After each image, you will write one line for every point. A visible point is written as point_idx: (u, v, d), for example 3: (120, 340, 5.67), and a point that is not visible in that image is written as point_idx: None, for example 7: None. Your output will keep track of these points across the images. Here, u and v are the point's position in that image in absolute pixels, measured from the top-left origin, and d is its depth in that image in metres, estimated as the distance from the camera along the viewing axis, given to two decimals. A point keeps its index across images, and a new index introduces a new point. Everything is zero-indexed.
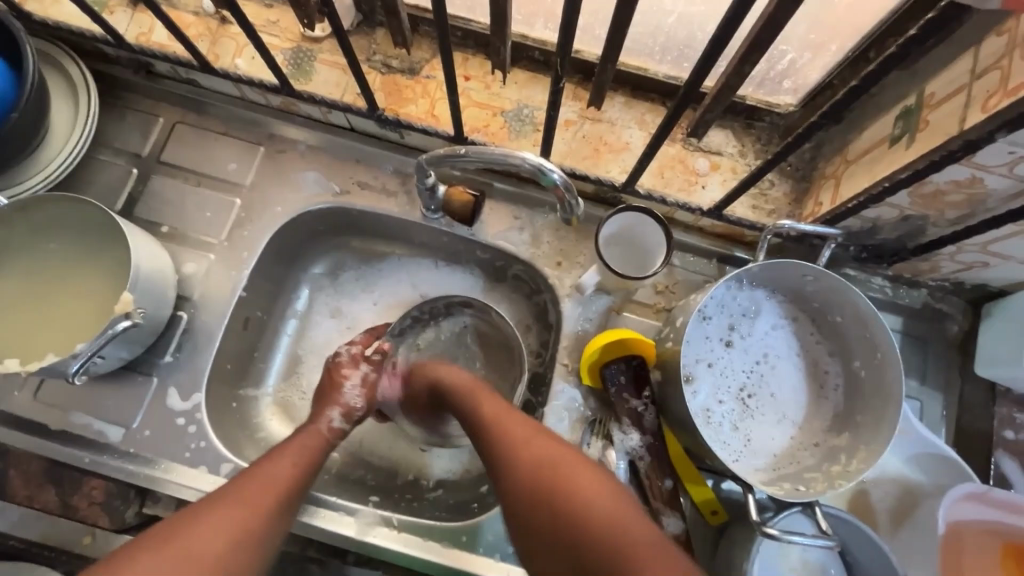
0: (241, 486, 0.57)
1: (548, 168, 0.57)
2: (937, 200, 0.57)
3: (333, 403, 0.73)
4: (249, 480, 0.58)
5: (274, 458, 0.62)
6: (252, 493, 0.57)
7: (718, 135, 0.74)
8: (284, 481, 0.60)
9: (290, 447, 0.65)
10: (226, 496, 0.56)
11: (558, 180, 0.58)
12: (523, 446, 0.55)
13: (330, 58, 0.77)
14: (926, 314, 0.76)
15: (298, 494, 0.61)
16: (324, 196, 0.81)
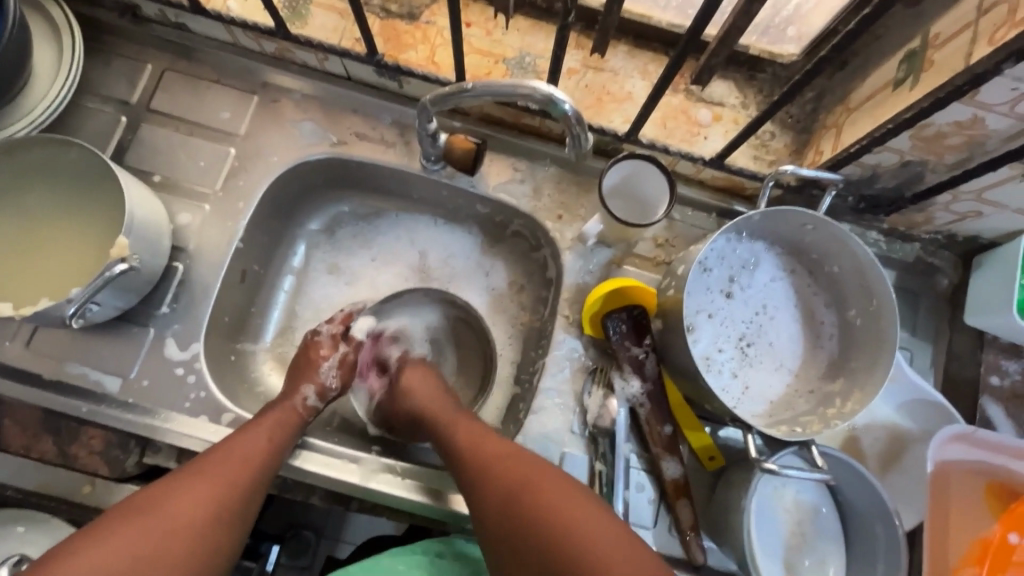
0: (209, 464, 0.59)
1: (559, 98, 0.56)
2: (938, 142, 0.58)
3: (309, 380, 0.73)
4: (218, 459, 0.59)
5: (249, 432, 0.63)
6: (225, 467, 0.59)
7: (720, 86, 0.74)
8: (257, 457, 0.62)
9: (265, 421, 0.65)
10: (194, 473, 0.58)
11: (569, 111, 0.57)
12: (472, 449, 0.62)
13: (326, 2, 0.75)
14: (918, 267, 0.78)
15: (272, 465, 0.63)
16: (320, 146, 0.79)
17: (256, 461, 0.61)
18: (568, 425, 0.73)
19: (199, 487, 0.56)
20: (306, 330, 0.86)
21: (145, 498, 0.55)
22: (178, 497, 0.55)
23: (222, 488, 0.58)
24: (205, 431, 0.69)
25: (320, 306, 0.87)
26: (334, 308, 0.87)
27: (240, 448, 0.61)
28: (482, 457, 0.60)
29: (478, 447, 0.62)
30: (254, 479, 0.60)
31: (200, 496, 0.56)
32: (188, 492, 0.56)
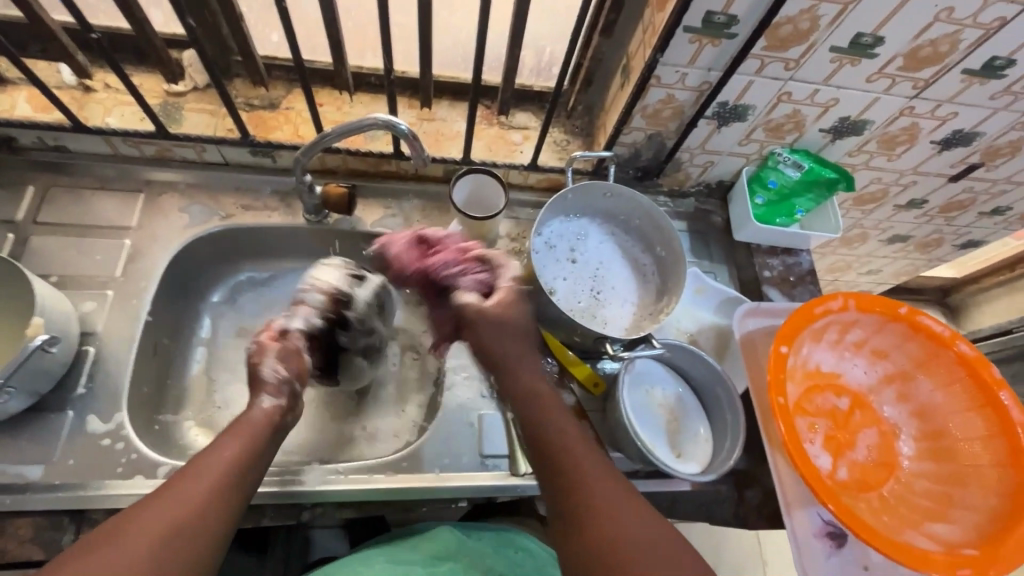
0: (185, 482, 0.56)
1: (395, 122, 0.73)
2: (659, 116, 0.87)
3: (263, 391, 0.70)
4: (195, 474, 0.57)
5: (193, 470, 0.57)
6: (195, 484, 0.56)
7: (522, 116, 1.00)
8: (232, 477, 0.58)
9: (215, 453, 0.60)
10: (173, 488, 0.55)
11: (406, 130, 0.74)
12: (535, 418, 0.67)
13: (196, 105, 0.90)
14: (697, 213, 1.07)
15: (242, 486, 0.59)
16: (211, 222, 0.92)
17: (235, 482, 0.58)
18: (478, 391, 0.88)
19: (170, 504, 0.53)
20: (225, 390, 0.92)
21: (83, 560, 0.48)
22: (124, 556, 0.48)
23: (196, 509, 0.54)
24: (143, 487, 0.72)
25: (236, 365, 0.94)
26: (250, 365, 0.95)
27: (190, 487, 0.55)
28: (552, 435, 0.65)
29: (542, 418, 0.67)
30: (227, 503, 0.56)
31: (180, 513, 0.53)
32: (166, 508, 0.53)
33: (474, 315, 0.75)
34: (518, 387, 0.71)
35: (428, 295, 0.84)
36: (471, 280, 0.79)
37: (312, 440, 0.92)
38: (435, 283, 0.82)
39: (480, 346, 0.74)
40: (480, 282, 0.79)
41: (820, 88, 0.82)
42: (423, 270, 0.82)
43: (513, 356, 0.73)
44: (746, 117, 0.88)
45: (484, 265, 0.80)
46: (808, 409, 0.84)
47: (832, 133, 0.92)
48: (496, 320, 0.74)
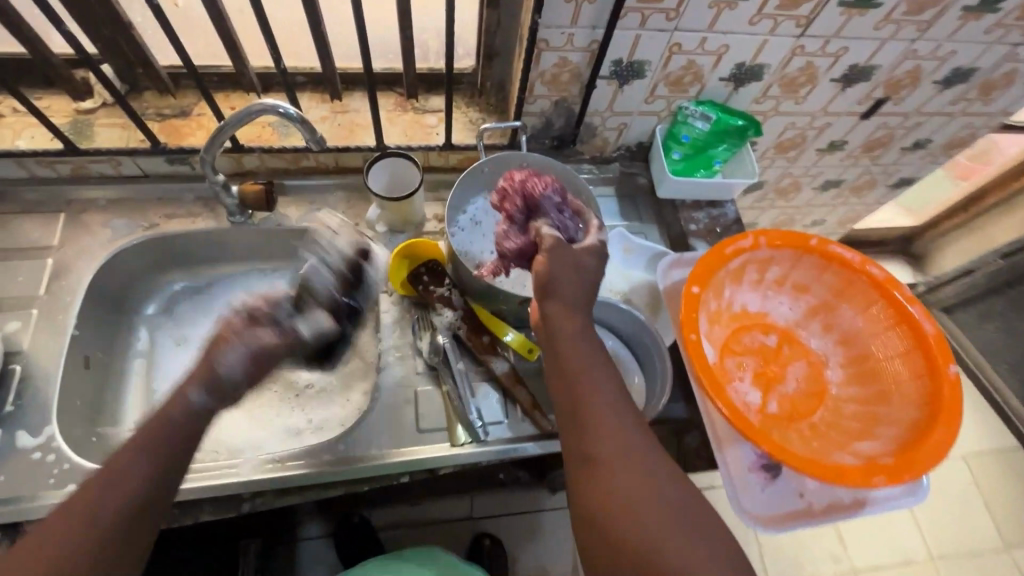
0: (91, 501, 0.49)
1: (277, 105, 0.73)
2: (559, 81, 0.89)
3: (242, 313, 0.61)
4: (100, 493, 0.50)
5: (115, 472, 0.51)
6: (100, 504, 0.49)
7: (435, 99, 1.02)
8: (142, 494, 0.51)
9: (144, 446, 0.53)
10: (77, 512, 0.48)
11: (291, 113, 0.73)
12: (574, 391, 0.61)
13: (107, 121, 0.92)
14: (622, 177, 1.10)
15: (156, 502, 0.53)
16: (136, 233, 0.93)
17: (148, 497, 0.52)
18: (414, 369, 0.89)
19: (67, 535, 0.47)
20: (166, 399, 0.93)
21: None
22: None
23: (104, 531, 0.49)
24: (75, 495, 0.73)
25: (176, 373, 0.95)
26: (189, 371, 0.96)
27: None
28: (589, 414, 0.60)
29: (576, 391, 0.61)
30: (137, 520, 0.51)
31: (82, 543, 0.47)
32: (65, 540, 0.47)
33: (557, 243, 0.67)
34: (569, 361, 0.63)
35: (508, 211, 0.76)
36: (556, 221, 0.73)
37: (257, 439, 0.92)
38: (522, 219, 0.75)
39: (550, 275, 0.65)
40: (565, 228, 0.73)
41: (707, 36, 0.84)
42: (522, 187, 0.76)
43: (572, 300, 0.65)
44: (645, 74, 0.90)
45: (576, 216, 0.76)
46: (737, 348, 0.85)
47: (732, 81, 0.95)
48: (575, 260, 0.67)
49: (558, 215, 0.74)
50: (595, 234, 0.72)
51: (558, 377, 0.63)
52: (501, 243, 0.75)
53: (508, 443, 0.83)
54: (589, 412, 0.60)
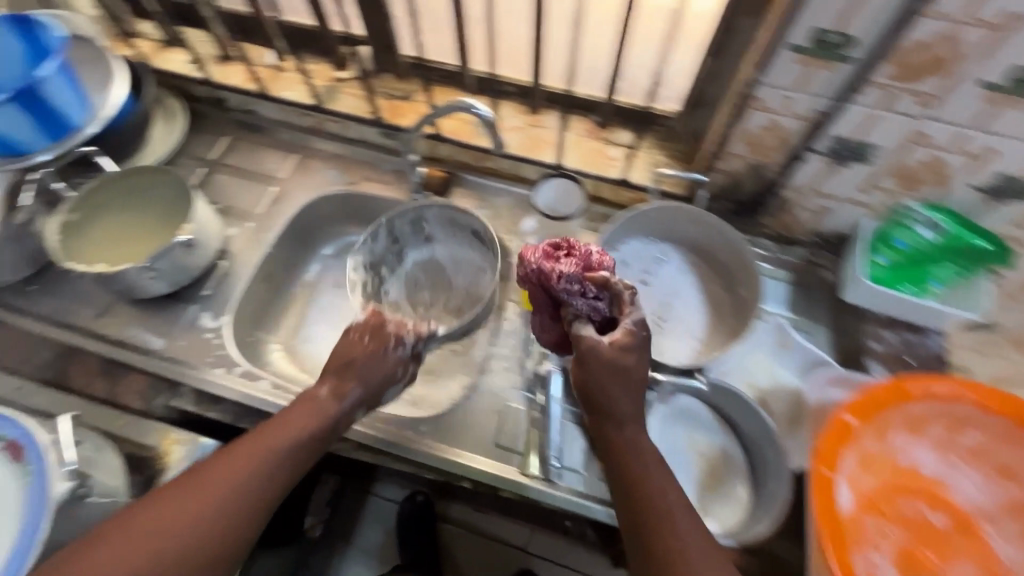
0: (245, 446, 0.65)
1: (472, 105, 0.80)
2: (761, 144, 0.81)
3: (373, 346, 0.76)
4: (252, 442, 0.66)
5: (267, 430, 0.67)
6: (253, 451, 0.65)
7: (626, 134, 1.01)
8: (281, 448, 0.66)
9: (289, 417, 0.69)
10: (234, 451, 0.65)
11: (483, 115, 0.81)
12: (637, 501, 0.62)
13: (351, 91, 1.09)
14: (805, 265, 0.96)
15: (291, 458, 0.66)
16: (339, 185, 1.09)
17: (288, 452, 0.66)
18: (513, 384, 0.90)
19: (229, 465, 0.63)
20: (309, 329, 1.06)
21: (91, 552, 0.55)
22: (196, 497, 0.60)
23: (251, 470, 0.63)
24: (220, 378, 0.88)
25: (324, 310, 1.09)
26: (334, 313, 1.08)
27: (228, 494, 0.61)
28: (653, 526, 0.60)
29: (635, 503, 0.62)
30: (276, 470, 0.65)
31: (236, 476, 0.62)
32: (225, 469, 0.63)
33: (586, 357, 0.68)
34: (626, 474, 0.64)
35: (538, 299, 0.76)
36: (583, 309, 0.71)
37: None
38: (555, 308, 0.76)
39: (587, 388, 0.68)
40: (597, 308, 0.71)
41: (968, 133, 0.69)
42: (541, 272, 0.73)
43: (621, 406, 0.67)
44: (869, 159, 0.78)
45: (604, 290, 0.71)
46: (890, 514, 0.68)
47: (988, 194, 0.76)
48: (614, 366, 0.67)
49: (581, 305, 0.71)
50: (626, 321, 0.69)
51: (619, 485, 0.64)
52: (540, 332, 0.81)
53: (576, 496, 0.78)
54: (651, 527, 0.60)
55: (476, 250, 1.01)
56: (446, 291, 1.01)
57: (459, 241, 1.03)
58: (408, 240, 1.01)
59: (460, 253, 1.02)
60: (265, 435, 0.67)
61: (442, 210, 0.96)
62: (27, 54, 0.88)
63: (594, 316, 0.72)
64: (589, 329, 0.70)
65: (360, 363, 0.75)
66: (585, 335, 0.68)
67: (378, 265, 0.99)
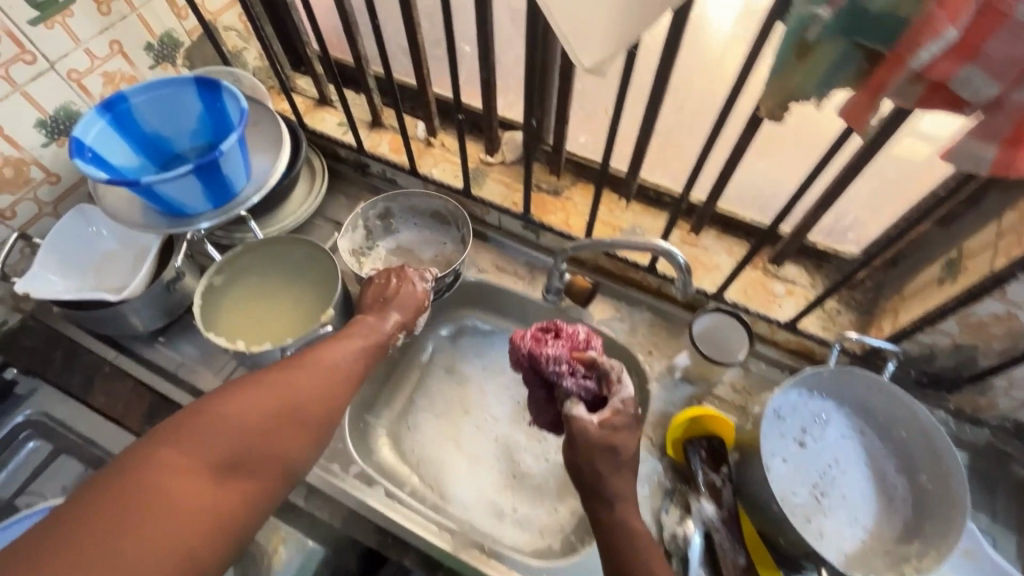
0: (323, 357, 0.69)
1: (675, 252, 0.73)
2: (982, 330, 0.71)
3: (404, 284, 0.84)
4: (327, 353, 0.70)
5: (337, 345, 0.72)
6: (331, 364, 0.69)
7: (793, 269, 0.91)
8: (351, 362, 0.71)
9: (353, 336, 0.75)
10: (312, 358, 0.68)
11: (682, 263, 0.74)
12: None
13: (498, 176, 1.05)
14: (990, 452, 0.84)
15: (360, 375, 0.72)
16: (470, 272, 1.04)
17: (358, 364, 0.72)
18: None
19: (312, 369, 0.67)
20: (418, 416, 1.02)
21: (183, 428, 0.56)
22: (290, 394, 0.63)
23: (331, 377, 0.68)
24: (335, 476, 0.85)
25: (434, 397, 1.04)
26: (444, 401, 1.03)
27: (305, 380, 0.65)
28: None
29: None
30: (350, 381, 0.70)
31: (320, 380, 0.66)
32: (312, 374, 0.66)
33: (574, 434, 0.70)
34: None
35: (532, 380, 0.81)
36: (576, 387, 0.75)
37: (466, 498, 0.95)
38: (551, 387, 0.79)
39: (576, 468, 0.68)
40: (587, 388, 0.75)
41: None
42: (532, 356, 0.78)
43: (614, 488, 0.66)
44: None
45: (593, 368, 0.75)
46: None
47: None
48: (604, 441, 0.68)
49: (569, 384, 0.75)
50: (614, 398, 0.71)
51: None
52: (539, 414, 0.85)
53: None
54: None
55: (432, 227, 1.07)
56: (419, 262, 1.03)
57: (425, 226, 1.07)
58: (377, 231, 1.06)
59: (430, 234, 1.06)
60: (333, 345, 0.72)
61: (403, 199, 1.03)
62: (202, 115, 0.89)
63: (585, 395, 0.75)
64: (580, 407, 0.72)
65: (392, 297, 0.83)
66: (575, 413, 0.70)
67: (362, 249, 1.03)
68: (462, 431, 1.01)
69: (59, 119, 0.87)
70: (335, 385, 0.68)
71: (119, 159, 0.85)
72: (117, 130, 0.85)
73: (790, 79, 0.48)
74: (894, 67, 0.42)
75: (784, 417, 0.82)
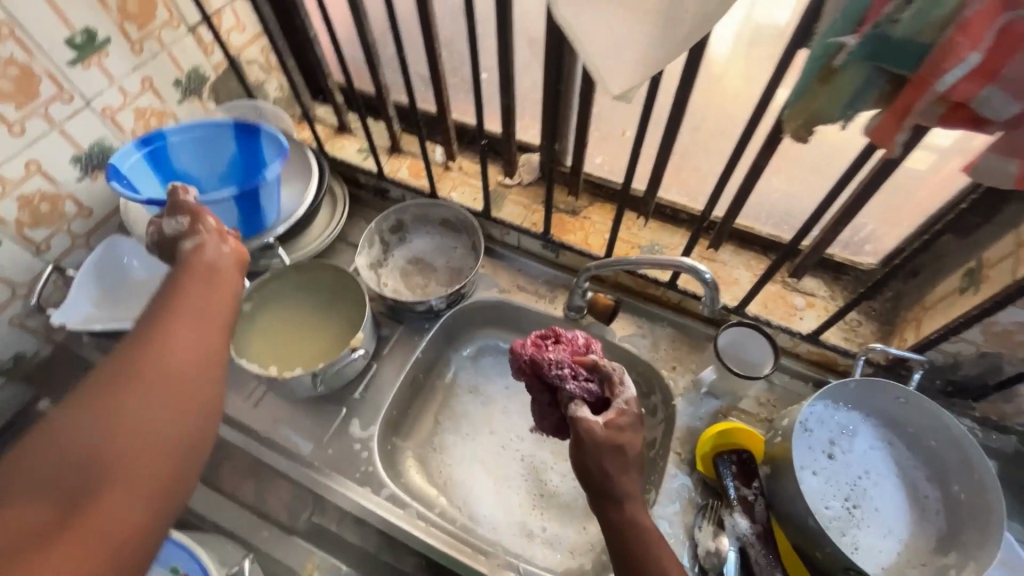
0: (174, 317, 0.56)
1: (702, 269, 0.75)
2: (1008, 338, 0.72)
3: (185, 229, 0.68)
4: (172, 312, 0.56)
5: (175, 300, 0.58)
6: (194, 323, 0.56)
7: (812, 281, 0.93)
8: (209, 313, 0.58)
9: (194, 287, 0.60)
10: (160, 324, 0.55)
11: (709, 278, 0.76)
12: None
13: (516, 198, 1.07)
14: (1020, 459, 0.84)
15: (224, 328, 0.59)
16: (491, 292, 1.06)
17: (220, 316, 0.59)
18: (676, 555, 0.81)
19: (176, 339, 0.54)
20: (444, 437, 1.02)
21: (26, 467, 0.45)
22: (150, 380, 0.51)
23: (197, 339, 0.56)
24: (369, 500, 0.85)
25: (459, 418, 1.04)
26: (469, 422, 1.04)
27: (165, 361, 0.52)
28: None
29: None
30: (217, 335, 0.58)
31: (180, 345, 0.54)
32: (175, 347, 0.54)
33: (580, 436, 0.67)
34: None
35: (534, 388, 0.78)
36: (580, 390, 0.73)
37: (495, 518, 0.95)
38: (552, 391, 0.77)
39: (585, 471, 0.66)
40: (590, 390, 0.73)
41: None
42: (533, 362, 0.76)
43: (624, 489, 0.65)
44: None
45: (595, 372, 0.74)
46: None
47: None
48: (607, 441, 0.66)
49: (572, 385, 0.73)
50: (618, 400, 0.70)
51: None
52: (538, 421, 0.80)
53: None
54: None
55: (442, 235, 1.09)
56: (434, 272, 1.06)
57: (436, 234, 1.10)
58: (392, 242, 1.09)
59: (441, 243, 1.09)
60: (181, 302, 0.58)
61: (414, 208, 1.06)
62: (236, 158, 0.93)
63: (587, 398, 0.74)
64: (585, 409, 0.70)
65: (174, 238, 0.68)
66: (581, 414, 0.68)
67: (380, 262, 1.07)
68: (489, 451, 1.01)
69: (93, 154, 0.89)
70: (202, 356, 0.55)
71: (151, 192, 0.87)
72: (152, 164, 0.88)
73: (815, 102, 0.50)
74: (921, 92, 0.44)
75: (806, 425, 0.83)
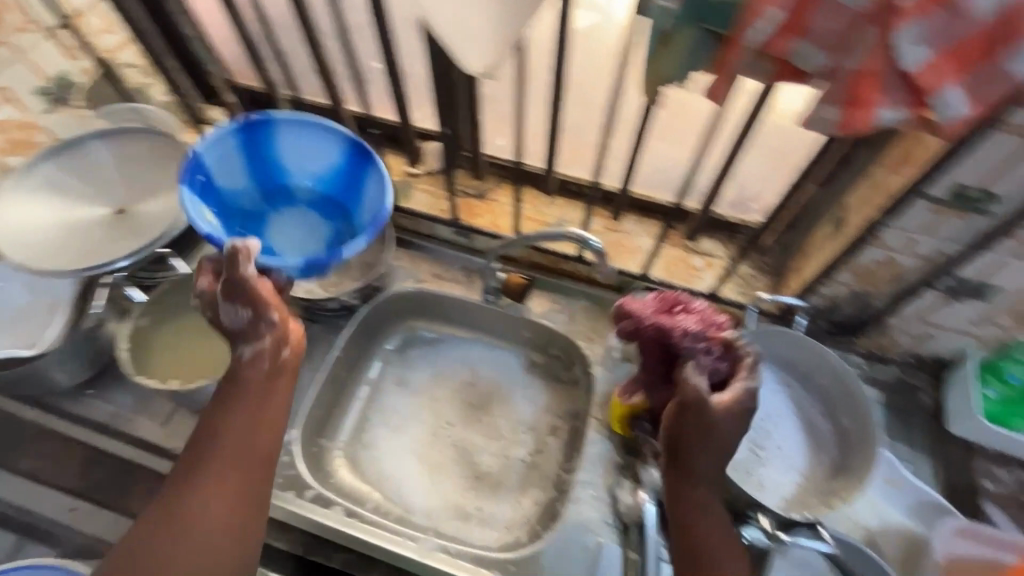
0: (228, 432, 0.66)
1: (588, 238, 0.78)
2: (871, 275, 0.78)
3: (250, 311, 0.68)
4: (225, 426, 0.66)
5: (226, 414, 0.67)
6: (241, 437, 0.66)
7: (709, 242, 0.97)
8: (259, 425, 0.68)
9: (242, 396, 0.68)
10: (220, 440, 0.66)
11: (597, 246, 0.78)
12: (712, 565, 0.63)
13: (425, 187, 1.07)
14: (902, 386, 0.91)
15: (266, 437, 0.68)
16: (408, 283, 1.05)
17: (266, 425, 0.68)
18: (600, 514, 0.85)
19: (227, 453, 0.65)
20: (373, 433, 1.01)
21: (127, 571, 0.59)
22: (212, 492, 0.63)
23: (247, 451, 0.66)
24: (290, 504, 0.84)
25: (387, 413, 1.03)
26: (398, 415, 1.03)
27: (219, 474, 0.64)
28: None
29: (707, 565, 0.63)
30: (264, 445, 0.67)
31: (236, 459, 0.65)
32: (227, 461, 0.65)
33: (687, 412, 0.65)
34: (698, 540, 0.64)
35: (647, 349, 0.77)
36: (707, 361, 0.70)
37: (429, 506, 0.95)
38: (671, 355, 0.75)
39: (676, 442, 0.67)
40: (718, 368, 0.70)
41: None
42: (658, 329, 0.74)
43: (702, 467, 0.66)
44: (990, 300, 0.75)
45: (727, 350, 0.71)
46: None
47: None
48: (707, 423, 0.65)
49: (694, 355, 0.70)
50: (749, 384, 0.67)
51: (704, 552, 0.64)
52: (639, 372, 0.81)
53: None
54: None
55: None
56: (347, 269, 1.04)
57: None
58: None
59: None
60: (226, 415, 0.67)
61: None
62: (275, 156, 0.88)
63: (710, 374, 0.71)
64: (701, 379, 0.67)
65: (236, 330, 0.68)
66: (696, 385, 0.65)
67: None
68: (420, 441, 1.01)
69: None
70: (254, 469, 0.66)
71: (228, 176, 0.86)
72: (242, 148, 0.86)
73: (657, 65, 0.53)
74: (735, 48, 0.48)
75: None
